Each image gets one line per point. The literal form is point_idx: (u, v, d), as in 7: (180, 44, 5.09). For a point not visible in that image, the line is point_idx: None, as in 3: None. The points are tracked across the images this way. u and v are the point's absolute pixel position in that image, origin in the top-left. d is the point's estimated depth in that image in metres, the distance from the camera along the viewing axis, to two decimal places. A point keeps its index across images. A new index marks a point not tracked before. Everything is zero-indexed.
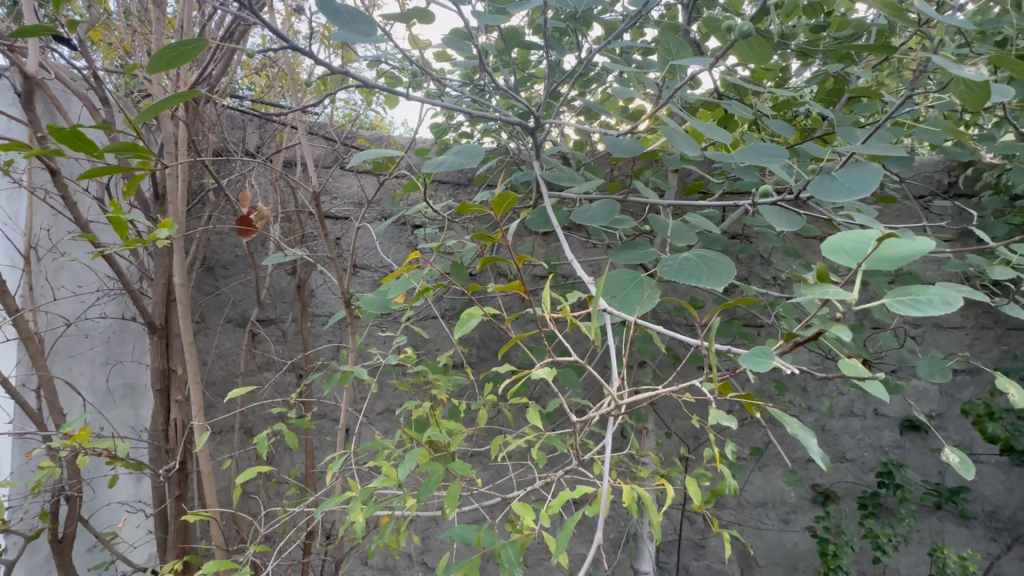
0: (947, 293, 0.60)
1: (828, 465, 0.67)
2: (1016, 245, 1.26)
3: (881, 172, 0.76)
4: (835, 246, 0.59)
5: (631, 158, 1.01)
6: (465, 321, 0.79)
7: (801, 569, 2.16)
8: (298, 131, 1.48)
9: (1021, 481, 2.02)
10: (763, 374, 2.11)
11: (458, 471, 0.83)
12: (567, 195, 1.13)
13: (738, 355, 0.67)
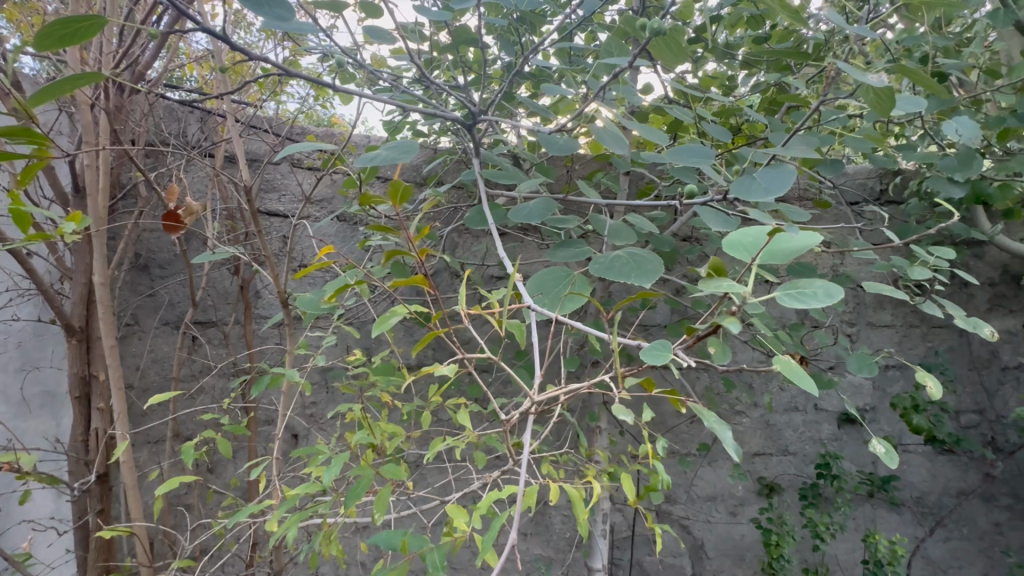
0: (829, 287, 0.64)
1: (740, 458, 0.69)
2: (931, 247, 1.36)
3: (794, 173, 0.79)
4: (736, 242, 0.62)
5: (563, 156, 1.02)
6: (387, 318, 0.76)
7: (747, 560, 2.24)
8: (232, 123, 1.41)
9: (944, 468, 2.17)
10: (712, 372, 2.18)
11: (390, 475, 0.81)
12: (511, 194, 1.14)
13: (638, 349, 0.70)
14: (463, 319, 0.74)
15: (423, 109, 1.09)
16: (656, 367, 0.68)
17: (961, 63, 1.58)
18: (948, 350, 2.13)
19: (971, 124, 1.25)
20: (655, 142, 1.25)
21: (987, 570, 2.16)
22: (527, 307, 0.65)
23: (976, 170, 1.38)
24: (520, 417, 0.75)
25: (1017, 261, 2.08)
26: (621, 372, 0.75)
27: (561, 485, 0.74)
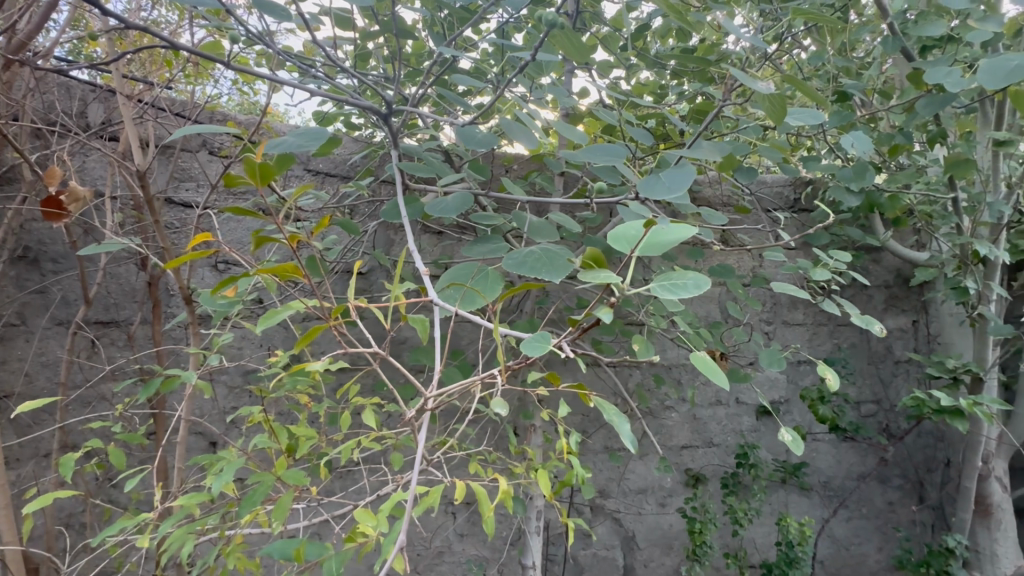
0: (700, 279, 0.67)
1: (636, 448, 0.72)
2: (831, 251, 1.47)
3: (695, 173, 0.82)
4: (620, 233, 0.64)
5: (480, 150, 1.01)
6: (272, 315, 0.71)
7: (675, 548, 2.34)
8: (127, 104, 1.29)
9: (847, 454, 2.37)
10: (644, 368, 2.27)
11: (291, 480, 0.77)
12: (432, 188, 1.12)
13: (522, 342, 0.72)
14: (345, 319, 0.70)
15: (341, 98, 1.05)
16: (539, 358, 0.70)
17: (861, 84, 1.72)
18: (851, 345, 2.33)
19: (865, 138, 1.37)
20: (577, 142, 1.27)
21: (882, 545, 2.39)
22: (429, 302, 0.64)
23: (869, 182, 1.51)
24: (420, 415, 0.74)
25: (907, 265, 2.31)
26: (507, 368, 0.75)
27: (467, 484, 0.73)
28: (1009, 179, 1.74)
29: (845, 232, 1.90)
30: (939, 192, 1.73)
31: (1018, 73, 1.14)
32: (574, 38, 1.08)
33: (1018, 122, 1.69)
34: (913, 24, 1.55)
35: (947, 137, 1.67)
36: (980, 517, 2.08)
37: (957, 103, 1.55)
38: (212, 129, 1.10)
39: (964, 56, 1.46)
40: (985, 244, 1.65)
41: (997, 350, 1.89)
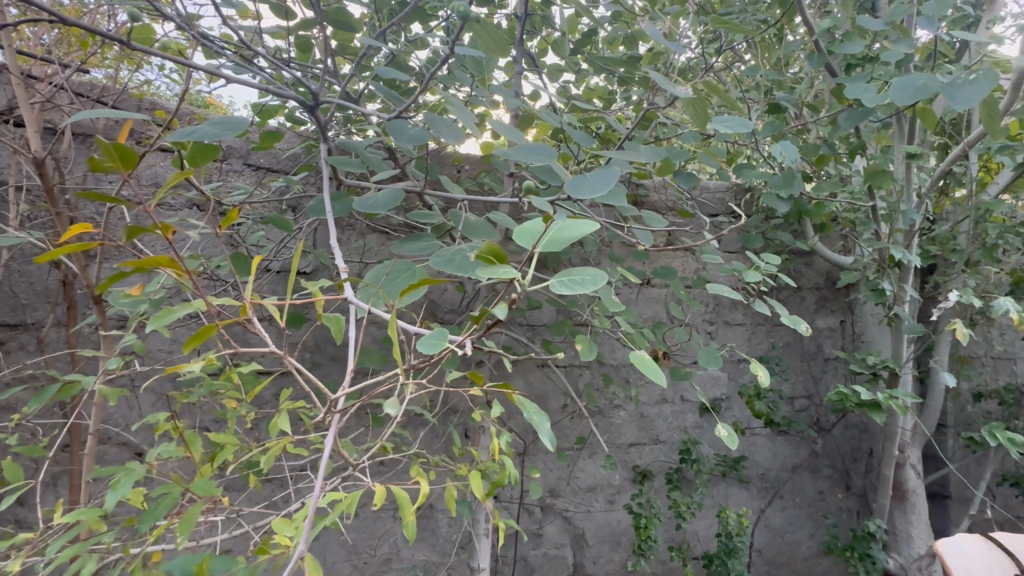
0: (597, 275, 0.69)
1: (552, 446, 0.73)
2: (763, 255, 1.55)
3: (618, 173, 0.85)
4: (526, 230, 0.65)
5: (410, 145, 0.99)
6: (165, 314, 0.66)
7: (623, 544, 2.39)
8: (20, 84, 1.16)
9: (782, 447, 2.50)
10: (592, 367, 2.33)
11: (201, 491, 0.73)
12: (365, 184, 1.09)
13: (420, 338, 0.74)
14: (244, 320, 0.67)
15: (263, 87, 0.99)
16: (434, 355, 0.72)
17: (792, 97, 1.83)
18: (785, 344, 2.46)
19: (793, 148, 1.45)
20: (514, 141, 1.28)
21: (813, 532, 2.53)
22: (341, 300, 0.66)
23: (796, 189, 1.59)
24: (335, 419, 0.72)
25: (836, 268, 2.47)
26: (411, 366, 0.76)
27: (386, 485, 0.71)
28: (920, 190, 1.90)
29: (778, 237, 2.01)
30: (861, 200, 1.86)
31: (923, 91, 1.25)
32: (491, 31, 1.11)
33: (928, 138, 1.84)
34: (835, 43, 1.67)
35: (866, 149, 1.80)
36: (897, 502, 2.24)
37: (874, 118, 1.68)
38: (115, 114, 1.00)
39: (880, 74, 1.58)
40: (899, 250, 1.79)
41: (910, 347, 2.05)
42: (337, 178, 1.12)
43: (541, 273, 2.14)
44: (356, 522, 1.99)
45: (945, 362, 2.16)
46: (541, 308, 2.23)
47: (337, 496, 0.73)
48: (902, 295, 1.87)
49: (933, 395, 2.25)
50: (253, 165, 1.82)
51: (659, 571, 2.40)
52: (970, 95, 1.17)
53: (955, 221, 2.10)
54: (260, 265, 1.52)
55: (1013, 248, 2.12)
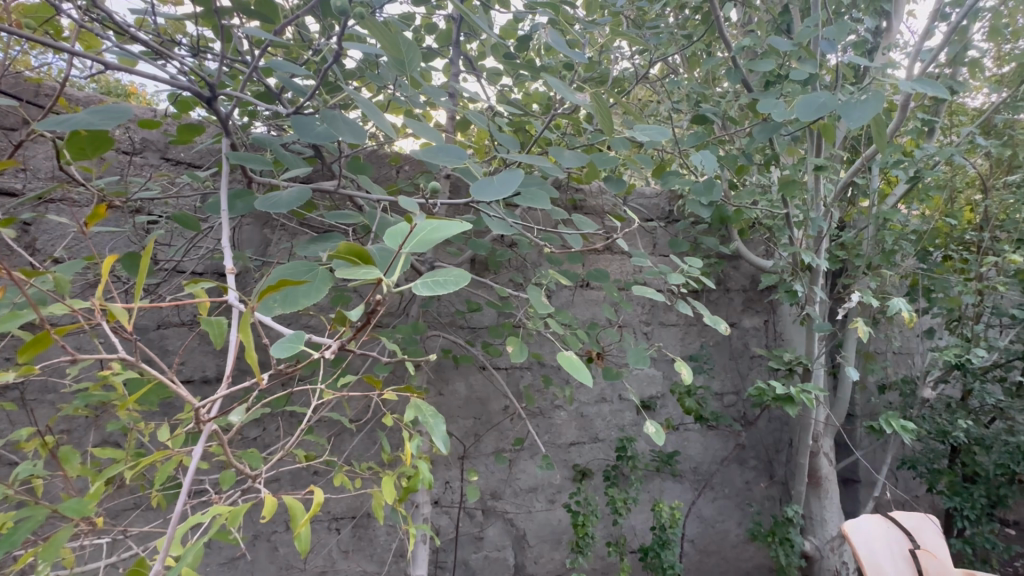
0: (459, 275, 0.72)
1: (444, 448, 0.74)
2: (687, 258, 1.61)
3: (521, 174, 0.87)
4: (396, 231, 0.67)
5: (317, 142, 0.96)
6: (10, 317, 0.62)
7: (563, 543, 2.43)
8: None
9: (712, 440, 2.64)
10: (533, 369, 2.36)
11: (74, 511, 0.68)
12: (276, 182, 1.05)
13: (276, 340, 0.73)
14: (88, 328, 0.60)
15: (161, 78, 0.93)
16: (288, 358, 0.71)
17: (716, 110, 1.94)
18: (715, 343, 2.60)
19: (712, 158, 1.54)
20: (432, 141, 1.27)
21: (741, 520, 2.68)
22: (225, 304, 0.65)
23: (716, 196, 1.68)
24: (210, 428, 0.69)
25: (760, 272, 2.63)
26: (281, 369, 0.74)
27: (278, 497, 0.67)
28: (827, 200, 2.06)
29: (705, 242, 2.12)
30: (777, 208, 2.00)
31: (824, 108, 1.36)
32: (387, 30, 1.10)
33: (834, 152, 2.00)
34: (751, 61, 1.79)
35: (779, 161, 1.94)
36: (813, 488, 2.42)
37: (785, 132, 1.81)
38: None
39: (788, 90, 1.71)
40: (810, 254, 1.93)
41: (822, 345, 2.23)
42: (245, 176, 1.06)
43: (481, 276, 2.15)
44: (288, 536, 1.91)
45: (853, 359, 2.36)
46: (482, 310, 2.24)
47: (220, 512, 0.64)
48: (813, 296, 2.02)
49: (842, 388, 2.46)
50: (172, 159, 1.71)
51: (598, 567, 2.46)
52: (862, 113, 1.29)
53: (860, 228, 2.30)
54: (170, 266, 1.42)
55: (908, 253, 2.35)
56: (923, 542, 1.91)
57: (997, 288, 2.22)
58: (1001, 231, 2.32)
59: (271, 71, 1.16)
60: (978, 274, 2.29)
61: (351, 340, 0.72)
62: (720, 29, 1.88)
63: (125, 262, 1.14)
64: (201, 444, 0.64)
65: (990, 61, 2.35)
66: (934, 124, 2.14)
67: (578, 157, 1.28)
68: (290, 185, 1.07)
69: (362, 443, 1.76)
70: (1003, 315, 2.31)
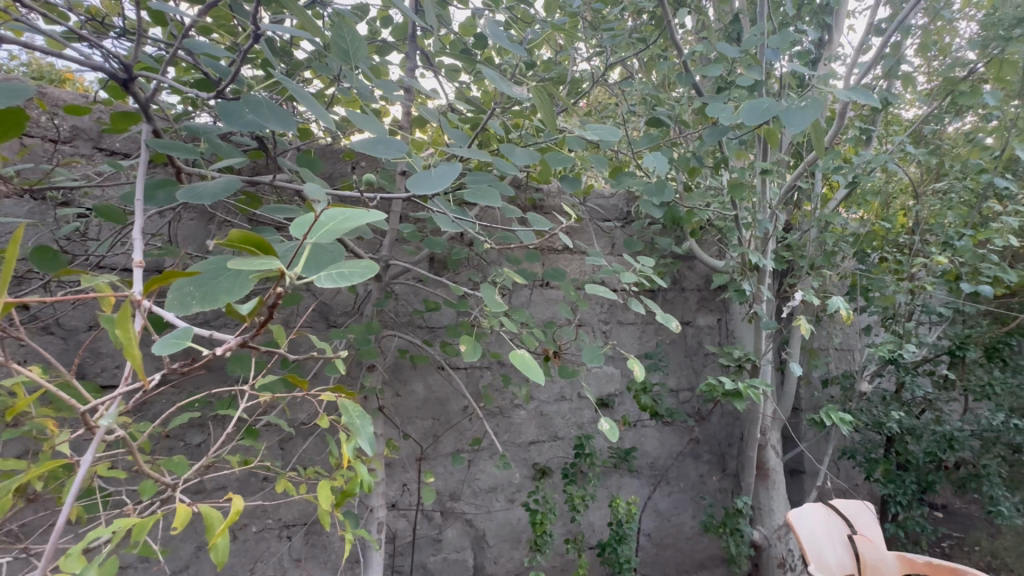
0: (366, 267, 0.66)
1: (371, 450, 0.72)
2: (640, 257, 1.64)
3: (458, 168, 0.86)
4: (302, 222, 0.63)
5: (245, 130, 0.91)
6: None
7: (522, 542, 2.43)
8: None
9: (668, 436, 2.70)
10: (492, 368, 2.36)
11: None
12: (204, 172, 0.99)
13: (160, 337, 0.69)
14: None
15: (76, 59, 0.86)
16: (172, 356, 0.68)
17: (669, 113, 1.99)
18: (671, 341, 2.66)
19: (663, 159, 1.57)
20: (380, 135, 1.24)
21: (695, 513, 2.75)
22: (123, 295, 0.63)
23: (667, 197, 1.72)
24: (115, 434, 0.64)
25: (714, 271, 2.72)
26: (177, 369, 0.70)
27: (191, 506, 0.63)
28: (773, 202, 2.15)
29: (660, 243, 2.17)
30: (727, 210, 2.07)
31: (767, 113, 1.41)
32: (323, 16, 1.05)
33: (778, 157, 2.09)
34: (701, 66, 1.85)
35: (728, 164, 2.00)
36: (760, 479, 2.52)
37: (733, 136, 1.87)
38: None
39: (736, 95, 1.77)
40: (757, 254, 2.01)
41: (769, 342, 2.33)
42: (172, 165, 1.00)
43: (440, 274, 2.13)
44: (234, 546, 1.82)
45: (797, 355, 2.48)
46: (440, 310, 2.22)
47: (124, 524, 0.60)
48: (759, 295, 2.11)
49: (787, 383, 2.57)
50: (104, 148, 1.60)
51: (557, 564, 2.48)
52: (802, 119, 1.35)
53: (805, 231, 2.41)
54: (93, 262, 1.33)
55: (848, 255, 2.48)
56: (861, 528, 2.01)
57: (926, 287, 2.37)
58: (930, 235, 2.48)
59: (191, 52, 1.07)
60: (909, 274, 2.44)
61: (253, 335, 0.68)
62: (672, 36, 1.93)
63: (38, 257, 1.06)
64: (91, 454, 0.60)
65: (921, 76, 2.51)
66: (870, 132, 2.27)
67: (530, 155, 1.29)
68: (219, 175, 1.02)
69: (312, 446, 1.70)
70: (931, 313, 2.47)
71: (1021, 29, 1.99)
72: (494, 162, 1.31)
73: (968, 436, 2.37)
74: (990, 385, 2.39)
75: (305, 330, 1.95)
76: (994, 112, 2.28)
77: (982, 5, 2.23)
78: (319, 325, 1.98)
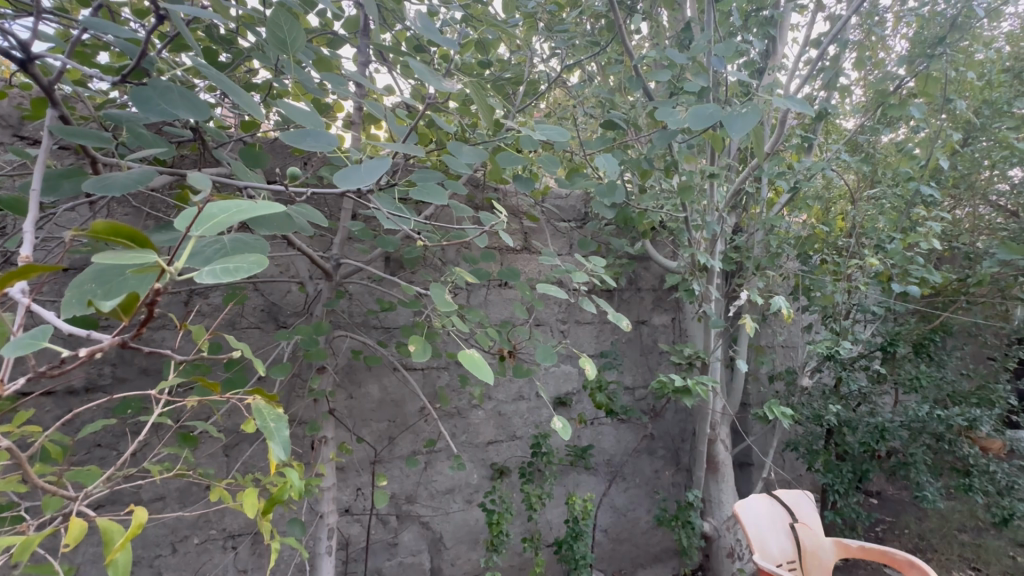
0: (253, 262, 0.62)
1: (285, 455, 0.71)
2: (591, 257, 1.66)
3: (384, 163, 0.84)
4: (188, 216, 0.63)
5: (159, 120, 0.86)
6: None
7: (480, 543, 2.42)
8: None
9: (624, 433, 2.75)
10: (450, 369, 2.34)
11: None
12: (120, 163, 0.93)
13: (14, 334, 0.65)
14: None
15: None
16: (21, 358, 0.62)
17: (623, 117, 2.03)
18: (627, 340, 2.72)
19: (613, 160, 1.59)
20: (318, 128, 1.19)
21: (650, 507, 2.82)
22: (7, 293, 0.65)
23: (617, 198, 1.75)
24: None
25: (668, 272, 2.80)
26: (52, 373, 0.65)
27: (87, 520, 0.60)
28: (721, 205, 2.23)
29: (614, 243, 2.22)
30: (678, 212, 2.13)
31: (710, 118, 1.46)
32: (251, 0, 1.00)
33: (724, 162, 2.18)
34: (651, 71, 1.90)
35: (679, 167, 2.06)
36: (711, 473, 2.60)
37: (682, 140, 1.93)
38: None
39: (685, 101, 1.82)
40: (705, 255, 2.08)
41: (717, 340, 2.43)
42: (84, 154, 0.94)
43: (395, 274, 2.09)
44: (174, 560, 1.73)
45: (745, 352, 2.58)
46: (395, 309, 2.18)
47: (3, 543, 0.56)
48: (708, 295, 2.18)
49: (736, 379, 2.68)
50: (25, 137, 1.49)
51: (515, 564, 2.48)
52: (742, 125, 1.41)
53: (752, 233, 2.51)
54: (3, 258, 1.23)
55: (791, 257, 2.60)
56: (802, 516, 2.11)
57: (861, 288, 2.51)
58: (865, 238, 2.62)
59: (91, 33, 0.95)
60: (845, 275, 2.58)
61: (132, 336, 0.64)
62: (624, 41, 1.98)
63: None
64: None
65: (857, 88, 2.67)
66: (811, 140, 2.39)
67: (478, 153, 1.28)
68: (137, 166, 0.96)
69: (256, 452, 1.64)
70: (866, 311, 2.62)
71: (941, 48, 2.16)
72: (442, 160, 1.30)
73: (898, 426, 2.50)
74: (917, 377, 2.54)
75: (252, 331, 1.87)
76: (921, 124, 2.43)
77: (911, 24, 2.39)
78: (267, 325, 1.90)
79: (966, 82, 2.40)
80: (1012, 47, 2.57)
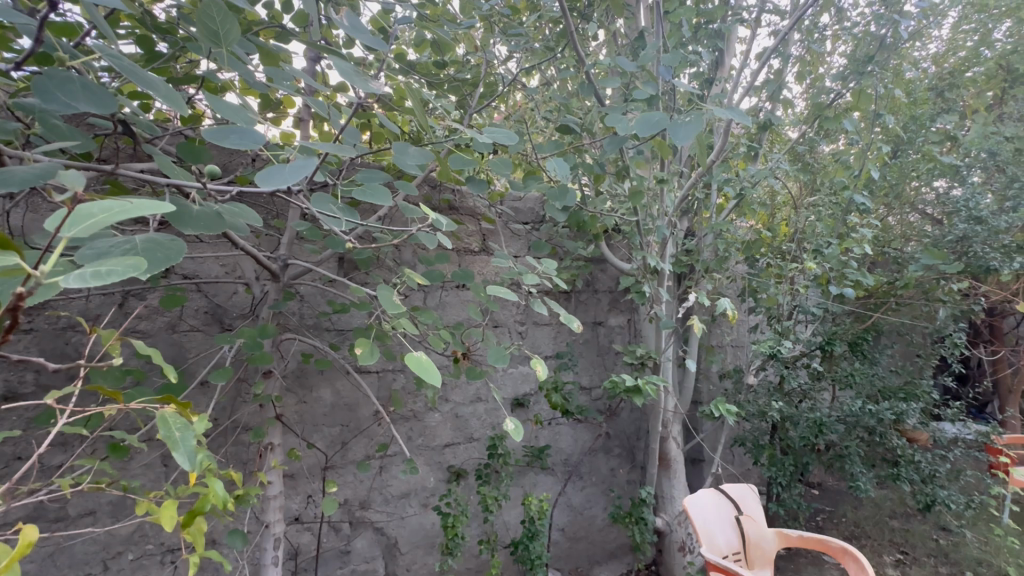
0: (128, 265, 0.60)
1: (190, 465, 0.68)
2: (544, 259, 1.68)
3: (307, 165, 0.81)
4: (58, 219, 0.60)
5: (62, 113, 0.81)
6: None
7: (436, 547, 2.40)
8: None
9: (581, 432, 2.80)
10: (405, 372, 2.31)
11: None
12: (27, 157, 0.87)
13: None
14: None
15: None
16: None
17: (577, 121, 2.06)
18: (584, 341, 2.76)
19: (564, 164, 1.61)
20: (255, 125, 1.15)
21: (606, 505, 2.87)
22: None
23: (569, 201, 1.78)
24: None
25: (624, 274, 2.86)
26: None
27: None
28: (671, 209, 2.31)
29: (568, 246, 2.25)
30: (630, 215, 2.19)
31: (657, 125, 1.50)
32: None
33: (674, 168, 2.26)
34: (604, 77, 1.94)
35: (631, 172, 2.12)
36: (663, 469, 2.67)
37: (633, 145, 1.98)
38: None
39: (635, 107, 1.87)
40: (655, 258, 2.14)
41: (668, 340, 2.50)
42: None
43: (348, 275, 2.05)
44: None
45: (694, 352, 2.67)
46: (348, 311, 2.13)
47: None
48: (658, 297, 2.25)
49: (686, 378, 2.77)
50: None
51: (471, 566, 2.47)
52: (687, 133, 1.46)
53: (702, 237, 2.60)
54: None
55: (738, 260, 2.72)
56: (747, 509, 2.20)
57: (801, 290, 2.65)
58: (805, 243, 2.76)
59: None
60: (787, 278, 2.71)
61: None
62: (577, 47, 2.01)
63: None
64: None
65: (799, 100, 2.82)
66: (756, 149, 2.50)
67: (423, 155, 1.28)
68: (46, 159, 0.90)
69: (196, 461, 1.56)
70: (806, 312, 2.76)
71: (871, 66, 2.30)
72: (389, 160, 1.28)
73: (834, 421, 2.65)
74: (852, 374, 2.70)
75: (194, 335, 1.79)
76: (855, 136, 2.59)
77: (846, 42, 2.55)
78: (211, 328, 1.82)
79: (895, 99, 2.57)
80: (936, 68, 2.77)
